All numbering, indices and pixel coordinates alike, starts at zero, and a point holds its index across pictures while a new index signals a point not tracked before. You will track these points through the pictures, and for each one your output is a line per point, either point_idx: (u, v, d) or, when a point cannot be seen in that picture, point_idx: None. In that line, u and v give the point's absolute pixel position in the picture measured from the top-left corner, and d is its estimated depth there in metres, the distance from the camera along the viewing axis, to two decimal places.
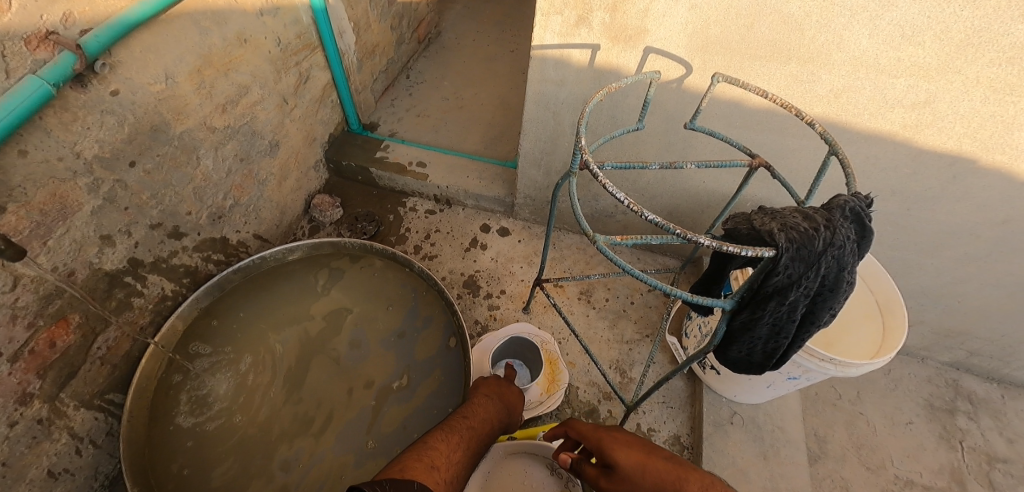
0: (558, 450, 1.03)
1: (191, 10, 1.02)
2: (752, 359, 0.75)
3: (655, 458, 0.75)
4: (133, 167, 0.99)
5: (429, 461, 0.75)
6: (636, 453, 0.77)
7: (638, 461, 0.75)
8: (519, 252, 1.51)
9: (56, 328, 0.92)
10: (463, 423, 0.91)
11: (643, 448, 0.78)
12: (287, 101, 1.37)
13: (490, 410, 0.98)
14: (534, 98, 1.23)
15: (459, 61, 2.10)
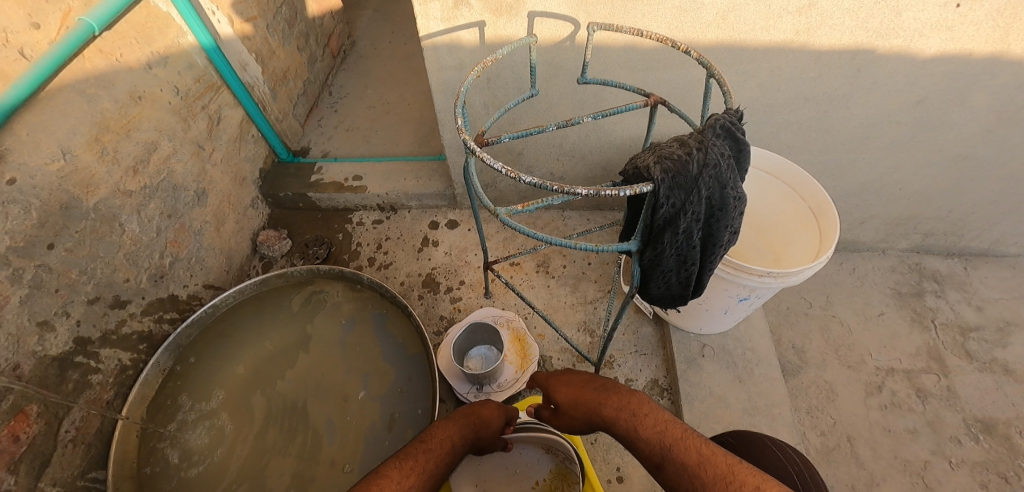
0: (561, 439, 0.97)
1: (72, 80, 1.01)
2: (671, 292, 0.82)
3: (584, 390, 0.89)
4: (53, 248, 0.99)
5: None
6: (570, 389, 0.92)
7: (572, 396, 0.90)
8: (470, 240, 1.53)
9: (16, 422, 0.92)
10: (424, 447, 0.80)
11: (578, 383, 0.92)
12: (204, 147, 1.36)
13: (458, 436, 0.86)
14: (439, 87, 1.24)
15: (378, 66, 2.08)
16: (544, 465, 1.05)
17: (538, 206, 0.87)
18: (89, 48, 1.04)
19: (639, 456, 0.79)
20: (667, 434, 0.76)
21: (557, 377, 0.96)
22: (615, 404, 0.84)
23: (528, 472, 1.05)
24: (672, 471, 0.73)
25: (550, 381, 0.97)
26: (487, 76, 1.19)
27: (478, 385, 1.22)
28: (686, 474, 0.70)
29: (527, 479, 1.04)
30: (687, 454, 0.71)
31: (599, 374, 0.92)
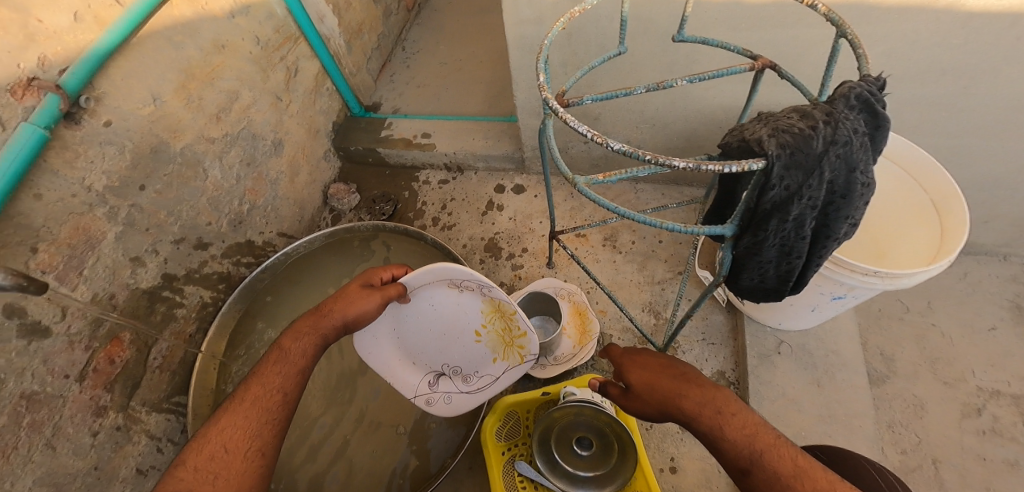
0: (447, 267, 0.89)
1: (160, 27, 1.03)
2: (769, 285, 0.74)
3: (663, 376, 0.75)
4: (144, 190, 1.05)
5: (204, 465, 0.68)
6: (645, 372, 0.78)
7: (647, 381, 0.76)
8: (535, 207, 1.48)
9: (112, 347, 1.03)
10: (254, 380, 0.77)
11: (656, 368, 0.78)
12: (281, 98, 1.38)
13: (291, 339, 0.81)
14: (515, 42, 1.16)
15: (452, 21, 2.01)
16: (474, 313, 0.97)
17: (621, 176, 0.74)
18: None
19: (720, 458, 0.70)
20: (759, 438, 0.67)
21: (630, 361, 0.81)
22: (697, 398, 0.71)
23: (465, 326, 0.99)
24: (761, 479, 0.65)
25: (622, 360, 0.82)
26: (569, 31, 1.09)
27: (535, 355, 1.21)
28: (779, 485, 0.63)
29: (467, 334, 0.99)
30: (783, 465, 0.64)
31: (676, 358, 0.78)
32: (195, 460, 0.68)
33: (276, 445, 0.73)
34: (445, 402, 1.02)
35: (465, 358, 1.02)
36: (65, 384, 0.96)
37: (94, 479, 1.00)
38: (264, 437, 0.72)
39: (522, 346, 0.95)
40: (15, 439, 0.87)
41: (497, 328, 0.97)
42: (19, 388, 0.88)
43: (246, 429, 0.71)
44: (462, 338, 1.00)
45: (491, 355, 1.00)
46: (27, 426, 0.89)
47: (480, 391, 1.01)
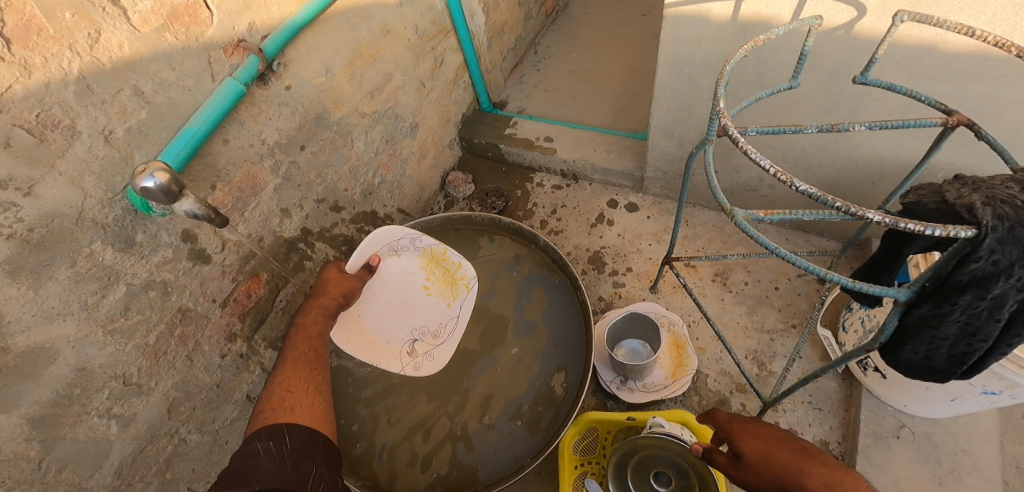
0: (382, 230, 1.19)
1: (343, 8, 1.15)
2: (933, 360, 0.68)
3: (779, 449, 0.77)
4: (303, 150, 1.17)
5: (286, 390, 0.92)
6: (759, 442, 0.80)
7: (759, 449, 0.79)
8: (647, 229, 1.48)
9: (251, 283, 1.16)
10: (286, 352, 0.99)
11: (771, 440, 0.80)
12: (424, 84, 1.47)
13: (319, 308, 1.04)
14: (667, 61, 1.17)
15: (587, 31, 2.03)
16: (419, 271, 1.24)
17: (783, 220, 0.73)
18: None
19: None
20: None
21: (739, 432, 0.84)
22: (821, 476, 0.70)
23: (410, 288, 1.22)
24: None
25: (733, 425, 0.86)
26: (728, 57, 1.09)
27: (624, 377, 1.21)
28: None
29: (416, 293, 1.22)
30: None
31: (794, 438, 0.81)
32: (274, 397, 0.91)
33: (325, 386, 0.99)
34: (427, 359, 1.16)
35: (423, 317, 1.20)
36: (212, 307, 1.09)
37: (215, 395, 1.16)
38: (315, 380, 0.97)
39: (464, 279, 1.24)
40: (167, 346, 1.04)
41: (434, 273, 1.24)
42: (178, 304, 1.03)
43: (301, 376, 0.96)
44: (416, 296, 1.22)
45: (440, 300, 1.22)
46: (177, 336, 1.05)
47: (456, 331, 1.18)
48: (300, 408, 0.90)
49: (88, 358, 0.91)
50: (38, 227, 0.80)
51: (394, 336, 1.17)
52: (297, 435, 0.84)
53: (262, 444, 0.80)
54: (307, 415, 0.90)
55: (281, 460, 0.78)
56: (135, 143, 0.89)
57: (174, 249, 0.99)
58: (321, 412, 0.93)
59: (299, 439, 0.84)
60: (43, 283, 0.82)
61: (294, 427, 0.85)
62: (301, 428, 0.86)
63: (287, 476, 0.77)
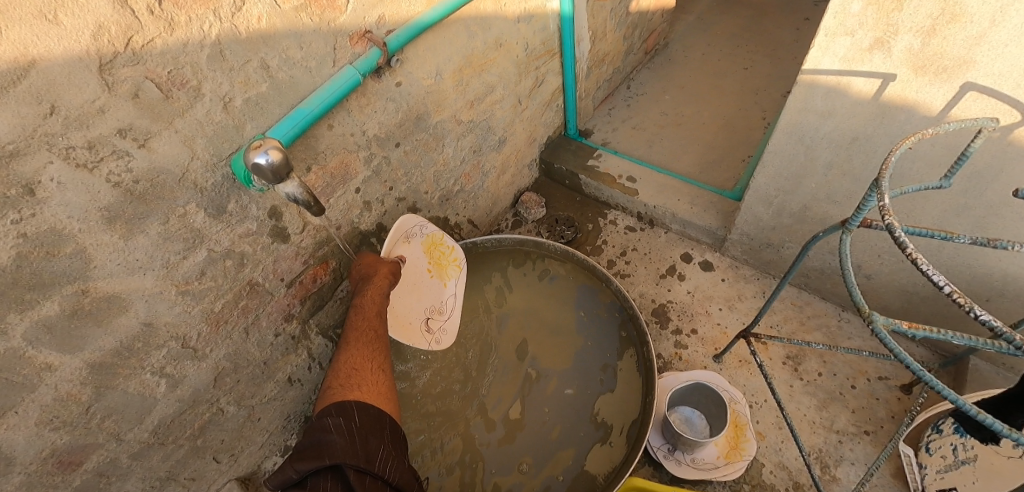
0: (402, 218, 1.16)
1: (466, 16, 1.17)
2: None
3: None
4: (397, 147, 1.17)
5: (351, 373, 0.95)
6: None
7: None
8: (719, 291, 1.42)
9: (319, 268, 1.15)
10: (349, 331, 1.01)
11: None
12: (521, 102, 1.49)
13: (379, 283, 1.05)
14: (787, 127, 1.13)
15: (684, 74, 1.99)
16: (419, 255, 1.20)
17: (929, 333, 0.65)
18: None
19: None
20: None
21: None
22: None
23: (416, 272, 1.19)
24: None
25: None
26: (854, 136, 1.04)
27: (673, 445, 1.15)
28: None
29: (422, 276, 1.19)
30: None
31: None
32: (341, 374, 0.95)
33: (387, 365, 1.02)
34: (444, 334, 1.20)
35: (428, 297, 1.21)
36: (278, 285, 1.08)
37: (261, 371, 1.14)
38: (378, 360, 1.00)
39: (455, 258, 1.25)
40: (229, 315, 1.02)
41: (432, 256, 1.23)
42: (249, 277, 1.02)
43: (365, 355, 0.98)
44: (421, 280, 1.19)
45: (438, 281, 1.22)
46: (241, 307, 1.04)
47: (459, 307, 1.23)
48: (365, 386, 0.93)
49: (157, 314, 0.91)
50: (142, 181, 0.80)
51: (410, 316, 1.17)
52: (366, 413, 0.88)
53: (334, 419, 0.84)
54: (373, 394, 0.94)
55: (351, 436, 0.82)
56: (249, 115, 0.89)
57: (259, 223, 0.99)
58: (386, 390, 0.96)
59: (373, 416, 0.88)
60: (134, 235, 0.83)
61: (365, 406, 0.89)
62: (369, 408, 0.89)
63: (357, 451, 0.80)
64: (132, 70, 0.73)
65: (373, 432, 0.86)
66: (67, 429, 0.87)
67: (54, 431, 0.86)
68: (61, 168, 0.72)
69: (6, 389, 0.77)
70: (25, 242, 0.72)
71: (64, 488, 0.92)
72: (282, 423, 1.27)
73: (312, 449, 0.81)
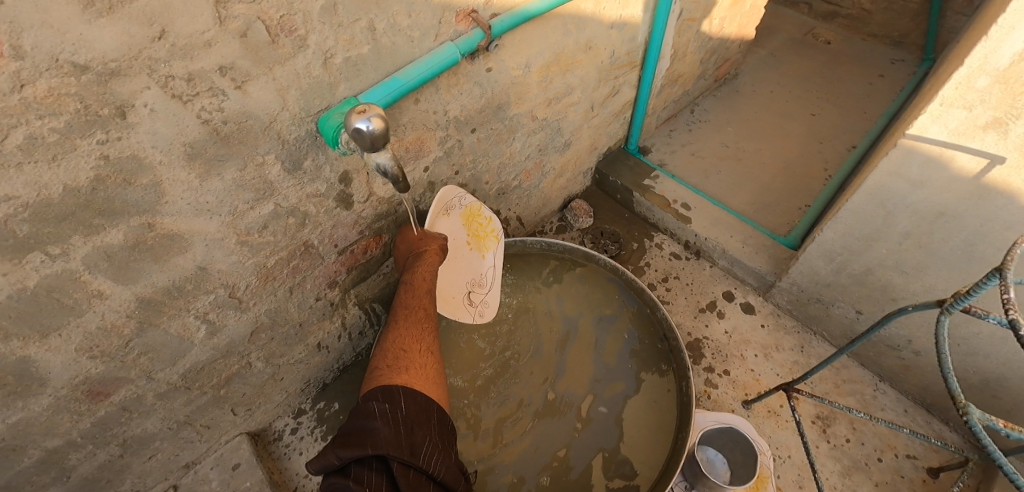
0: (443, 189, 1.14)
1: (566, 13, 1.14)
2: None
3: None
4: (472, 133, 1.14)
5: (399, 352, 0.94)
6: None
7: None
8: (757, 337, 1.39)
9: (371, 240, 1.13)
10: (399, 308, 1.02)
11: None
12: (593, 108, 1.46)
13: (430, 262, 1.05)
14: (870, 188, 1.08)
15: (751, 108, 1.95)
16: (459, 227, 1.20)
17: None
18: None
19: None
20: None
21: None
22: None
23: (456, 245, 1.20)
24: None
25: None
26: (940, 212, 1.00)
27: (691, 485, 1.13)
28: None
29: (462, 249, 1.21)
30: None
31: None
32: (389, 355, 0.94)
33: (435, 347, 1.02)
34: (485, 306, 1.24)
35: (467, 270, 1.23)
36: (331, 251, 1.06)
37: (295, 332, 1.12)
38: (426, 342, 1.00)
39: (493, 229, 1.27)
40: (279, 272, 1.00)
41: (470, 228, 1.23)
42: (306, 238, 0.99)
43: (414, 335, 0.98)
44: (461, 252, 1.21)
45: (477, 253, 1.24)
46: (291, 267, 1.01)
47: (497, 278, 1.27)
48: (413, 370, 0.93)
49: (213, 260, 0.88)
50: (231, 122, 0.77)
51: (453, 289, 1.20)
52: (412, 402, 0.85)
53: (378, 405, 0.82)
54: (420, 378, 0.93)
55: (396, 426, 0.80)
56: (345, 75, 0.85)
57: (328, 185, 0.96)
58: (432, 376, 0.95)
59: (417, 406, 0.86)
60: (210, 176, 0.80)
61: (411, 393, 0.86)
62: (416, 396, 0.87)
63: (401, 443, 0.79)
64: (246, 7, 0.69)
65: (415, 425, 0.83)
66: (104, 359, 0.86)
67: (91, 359, 0.84)
68: (155, 96, 0.68)
69: (56, 309, 0.76)
70: (105, 164, 0.69)
71: (88, 417, 0.90)
72: (300, 387, 1.26)
73: (355, 436, 0.80)
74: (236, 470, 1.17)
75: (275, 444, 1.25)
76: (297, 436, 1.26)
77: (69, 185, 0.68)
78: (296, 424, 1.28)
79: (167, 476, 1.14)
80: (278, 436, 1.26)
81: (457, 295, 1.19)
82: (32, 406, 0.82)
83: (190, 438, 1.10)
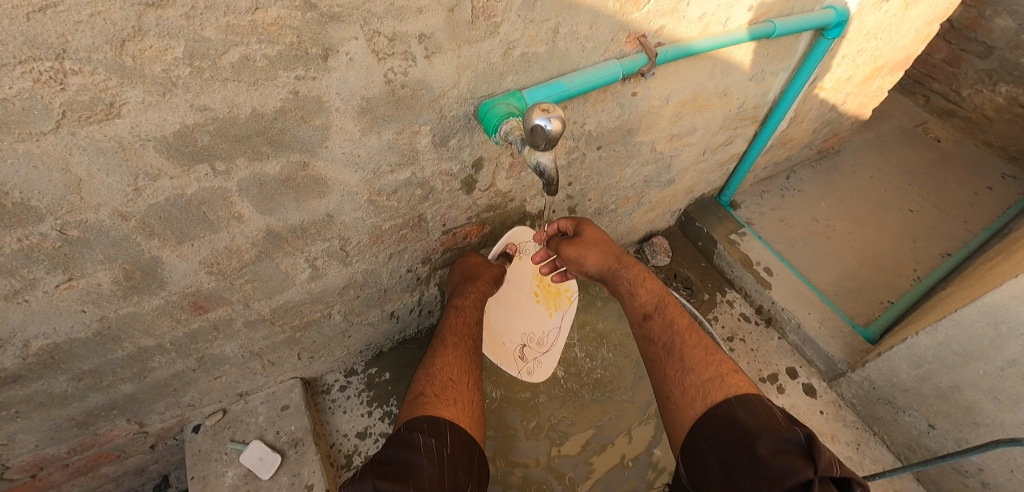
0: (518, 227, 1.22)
1: (719, 57, 1.13)
2: (707, 487, 0.79)
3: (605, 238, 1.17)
4: (596, 150, 1.15)
5: (445, 383, 0.99)
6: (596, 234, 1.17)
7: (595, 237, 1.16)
8: (813, 421, 1.36)
9: (473, 228, 1.16)
10: (445, 336, 1.10)
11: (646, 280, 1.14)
12: (704, 153, 1.45)
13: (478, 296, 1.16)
14: (986, 306, 1.01)
15: (848, 188, 1.91)
16: (529, 279, 1.33)
17: None
18: (747, 44, 1.15)
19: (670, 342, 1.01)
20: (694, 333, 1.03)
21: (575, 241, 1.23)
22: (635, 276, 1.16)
23: (523, 295, 1.34)
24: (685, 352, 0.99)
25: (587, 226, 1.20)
26: None
27: None
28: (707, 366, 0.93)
29: (527, 300, 1.34)
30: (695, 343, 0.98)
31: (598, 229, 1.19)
32: (436, 384, 0.97)
33: (478, 383, 1.05)
34: (538, 365, 1.33)
35: (529, 323, 1.35)
36: (437, 229, 1.08)
37: (379, 296, 1.15)
38: (469, 375, 1.04)
39: (567, 291, 1.37)
40: (389, 237, 1.02)
41: (542, 283, 1.35)
42: (422, 211, 1.01)
43: (460, 368, 1.03)
44: (526, 303, 1.34)
45: (545, 309, 1.36)
46: (400, 234, 1.03)
47: (559, 341, 1.36)
48: (458, 405, 0.95)
49: (341, 211, 0.90)
50: (408, 88, 0.79)
51: (508, 337, 1.33)
52: (457, 439, 0.87)
53: (423, 438, 0.83)
54: (465, 412, 0.95)
55: (440, 465, 0.80)
56: (516, 68, 0.86)
57: (460, 167, 0.97)
58: (475, 413, 0.97)
59: (459, 447, 0.86)
60: (370, 132, 0.81)
61: (456, 430, 0.88)
62: (461, 433, 0.89)
63: (442, 484, 0.78)
64: None
65: (456, 467, 0.83)
66: (218, 277, 0.88)
67: (207, 274, 0.86)
68: (358, 48, 0.70)
69: (199, 221, 0.78)
70: (292, 98, 0.71)
71: (183, 326, 0.93)
72: (361, 348, 1.29)
73: (394, 469, 0.77)
74: (283, 412, 1.20)
75: (323, 396, 1.28)
76: (344, 394, 1.28)
77: (255, 110, 0.70)
78: (345, 383, 1.30)
79: (221, 400, 1.17)
80: (326, 390, 1.29)
81: (510, 344, 1.32)
82: (143, 303, 0.85)
83: (255, 369, 1.14)
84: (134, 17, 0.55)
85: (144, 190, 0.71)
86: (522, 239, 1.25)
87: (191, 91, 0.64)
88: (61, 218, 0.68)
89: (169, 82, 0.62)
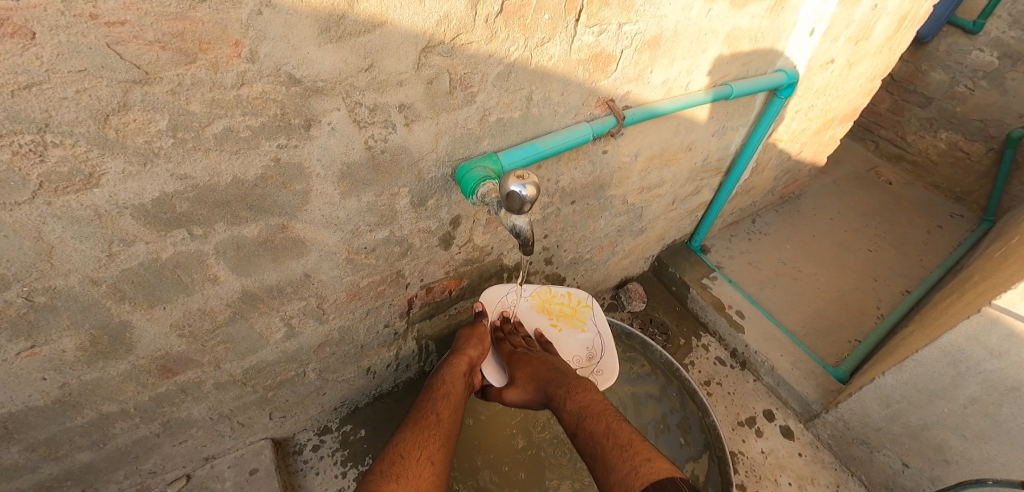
0: (486, 292, 1.27)
1: (683, 117, 1.21)
2: None
3: (540, 367, 1.17)
4: (571, 204, 1.20)
5: (395, 457, 0.92)
6: (528, 369, 1.18)
7: (527, 374, 1.17)
8: (794, 465, 1.37)
9: (451, 282, 1.18)
10: (411, 416, 1.05)
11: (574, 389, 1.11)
12: (674, 203, 1.52)
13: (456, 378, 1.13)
14: (942, 348, 1.07)
15: (811, 231, 2.01)
16: (538, 315, 1.36)
17: None
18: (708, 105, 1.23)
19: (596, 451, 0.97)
20: (616, 424, 1.01)
21: (520, 357, 1.22)
22: (571, 387, 1.12)
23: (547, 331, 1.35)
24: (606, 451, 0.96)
25: (520, 358, 1.21)
26: (1011, 387, 1.00)
27: None
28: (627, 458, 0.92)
29: (550, 331, 1.35)
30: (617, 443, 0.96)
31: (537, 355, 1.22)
32: (384, 461, 0.91)
33: (437, 460, 0.96)
34: (604, 375, 1.28)
35: (571, 347, 1.33)
36: (416, 283, 1.09)
37: (355, 351, 1.14)
38: (423, 449, 0.96)
39: (581, 301, 1.35)
40: (367, 293, 1.02)
41: (553, 311, 1.37)
42: (401, 267, 1.02)
43: (415, 442, 0.96)
44: (553, 334, 1.35)
45: (575, 330, 1.35)
46: (379, 290, 1.04)
47: (607, 345, 1.31)
48: (404, 478, 0.86)
49: (319, 270, 0.91)
50: (388, 153, 0.82)
51: None
52: None
53: None
54: (411, 486, 0.86)
55: None
56: (492, 132, 0.91)
57: (439, 224, 1.00)
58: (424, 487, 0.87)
59: None
60: (350, 195, 0.84)
61: None
62: None
63: None
64: (442, 59, 0.76)
65: None
66: (190, 339, 0.86)
67: (178, 337, 0.85)
68: (341, 117, 0.73)
69: (174, 284, 0.77)
70: (274, 165, 0.73)
71: (149, 390, 0.90)
72: (336, 405, 1.26)
73: None
74: (252, 475, 1.14)
75: (294, 457, 1.23)
76: (318, 454, 1.24)
77: (237, 177, 0.71)
78: (319, 442, 1.26)
79: (186, 465, 1.12)
80: (299, 450, 1.24)
81: None
82: (108, 369, 0.82)
83: (223, 432, 1.09)
84: (119, 94, 0.57)
85: (117, 255, 0.70)
86: (496, 296, 1.28)
87: (172, 161, 0.65)
88: (29, 285, 0.66)
89: (151, 153, 0.63)
